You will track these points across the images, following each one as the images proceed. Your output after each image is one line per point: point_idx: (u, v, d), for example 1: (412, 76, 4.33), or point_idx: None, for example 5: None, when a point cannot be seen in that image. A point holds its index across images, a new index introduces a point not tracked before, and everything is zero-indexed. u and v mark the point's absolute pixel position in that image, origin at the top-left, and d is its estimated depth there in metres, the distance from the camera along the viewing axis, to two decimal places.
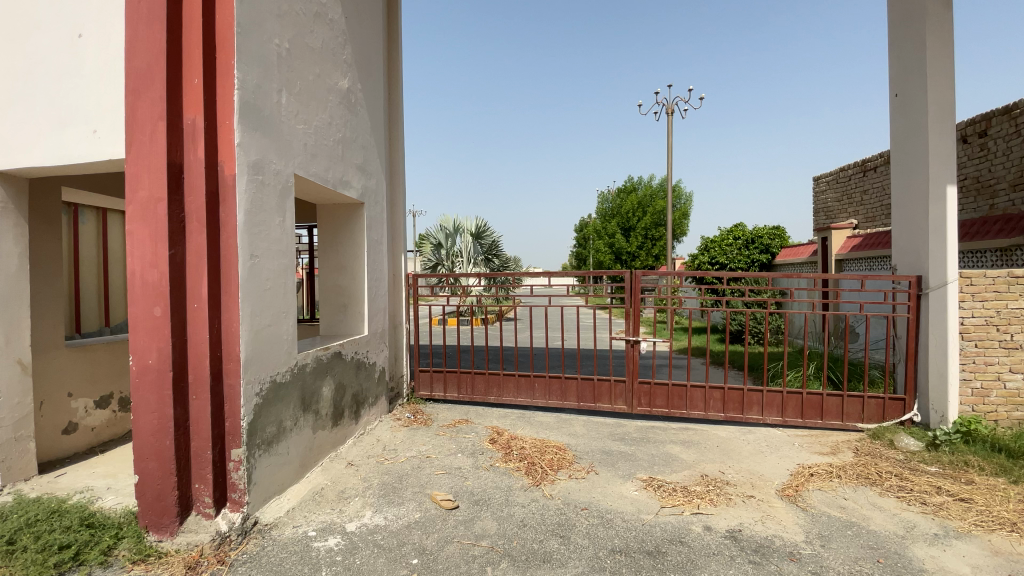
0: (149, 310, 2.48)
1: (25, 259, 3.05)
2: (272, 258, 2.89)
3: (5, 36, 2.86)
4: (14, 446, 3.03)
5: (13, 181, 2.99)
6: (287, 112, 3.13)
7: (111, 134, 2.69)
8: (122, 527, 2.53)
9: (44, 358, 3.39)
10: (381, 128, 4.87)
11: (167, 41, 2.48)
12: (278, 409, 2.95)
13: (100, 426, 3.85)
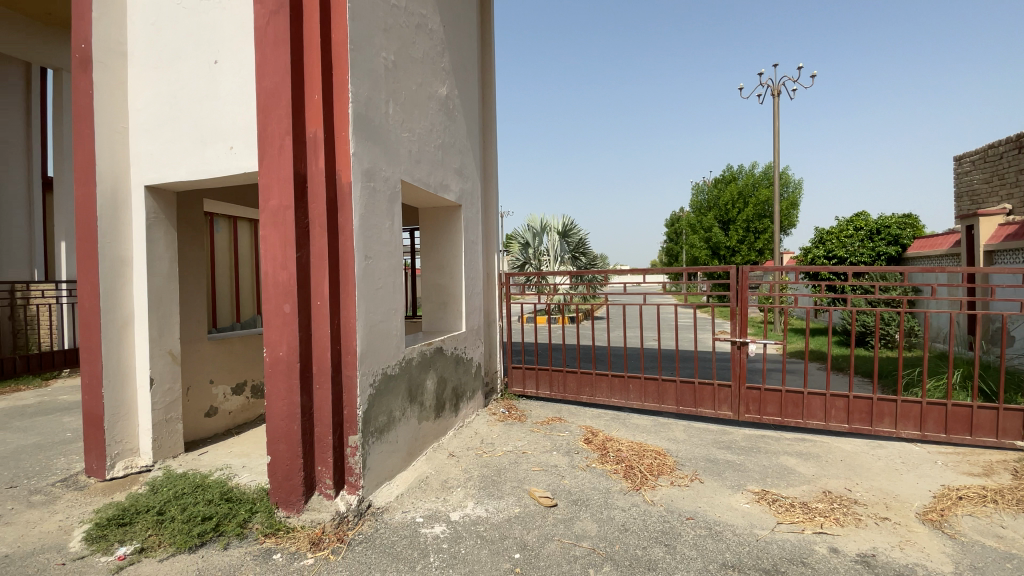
0: (280, 307, 2.75)
1: (174, 265, 3.55)
2: (382, 259, 3.08)
3: (158, 68, 3.30)
4: (164, 426, 3.50)
5: (162, 196, 3.46)
6: (393, 122, 3.32)
7: (245, 150, 3.02)
8: (253, 503, 2.82)
9: (193, 350, 3.90)
10: (475, 131, 5.00)
11: (292, 62, 2.73)
12: (388, 400, 3.14)
13: (236, 410, 4.36)
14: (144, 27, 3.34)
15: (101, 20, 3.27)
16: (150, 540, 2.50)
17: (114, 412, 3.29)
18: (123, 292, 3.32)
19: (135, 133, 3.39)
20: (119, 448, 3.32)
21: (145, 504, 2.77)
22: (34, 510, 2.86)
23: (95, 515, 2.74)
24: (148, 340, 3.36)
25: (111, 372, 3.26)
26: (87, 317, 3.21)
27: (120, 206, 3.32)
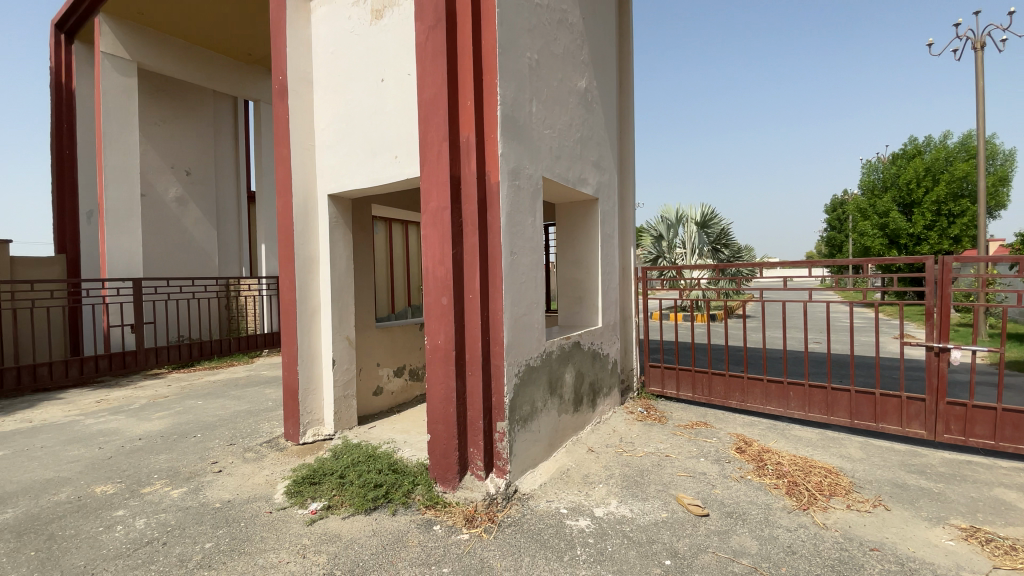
0: (438, 299, 2.99)
1: (349, 262, 4.06)
2: (527, 254, 3.17)
3: (336, 91, 3.79)
4: (342, 401, 4.03)
5: (340, 203, 3.98)
6: (537, 120, 3.38)
7: (407, 157, 3.33)
8: (416, 476, 3.12)
9: (364, 336, 4.44)
10: (613, 122, 4.88)
11: (448, 72, 2.93)
12: (531, 391, 3.23)
13: (397, 391, 4.85)
14: (324, 56, 3.87)
15: (294, 54, 3.86)
16: (335, 499, 2.89)
17: (306, 387, 3.89)
18: (311, 285, 3.89)
19: (319, 148, 3.93)
20: (309, 417, 3.92)
21: (329, 468, 3.22)
22: (248, 465, 3.50)
23: (292, 474, 3.26)
24: (331, 326, 3.90)
25: (303, 353, 3.85)
26: (287, 306, 3.83)
27: (309, 211, 3.90)
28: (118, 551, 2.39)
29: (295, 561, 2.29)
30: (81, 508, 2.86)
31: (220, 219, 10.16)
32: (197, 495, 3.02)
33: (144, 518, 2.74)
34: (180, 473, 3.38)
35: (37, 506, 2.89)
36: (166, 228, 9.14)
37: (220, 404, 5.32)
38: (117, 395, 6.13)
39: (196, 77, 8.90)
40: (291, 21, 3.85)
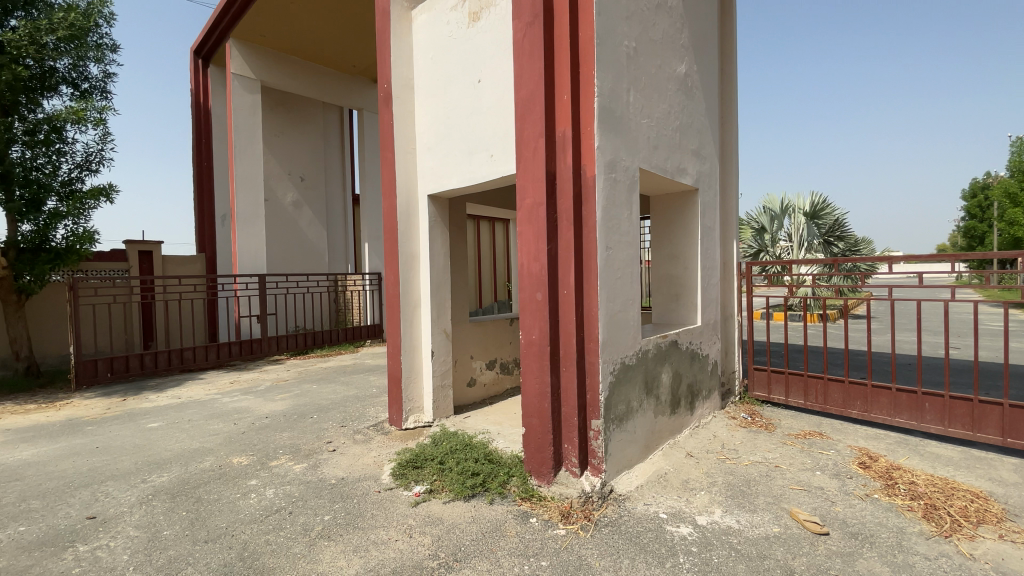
0: (533, 294, 3.01)
1: (446, 258, 4.22)
2: (624, 249, 3.08)
3: (435, 94, 3.95)
4: (439, 391, 4.22)
5: (439, 202, 4.15)
6: (634, 109, 3.27)
7: (502, 155, 3.39)
8: (511, 467, 3.17)
9: (459, 330, 4.60)
10: (715, 108, 4.59)
11: (545, 67, 2.93)
12: (627, 390, 3.14)
13: (489, 383, 4.97)
14: (424, 62, 4.05)
15: (397, 62, 4.09)
16: (436, 484, 3.03)
17: (407, 375, 4.12)
18: (412, 280, 4.11)
19: (419, 150, 4.12)
20: (411, 404, 4.15)
21: (430, 454, 3.38)
22: (358, 446, 3.79)
23: (397, 457, 3.47)
24: (430, 319, 4.09)
25: (405, 344, 4.08)
26: (391, 300, 4.08)
27: (410, 210, 4.11)
28: (254, 516, 2.70)
29: (402, 539, 2.43)
30: (223, 476, 3.27)
31: (329, 220, 11.09)
32: (316, 470, 3.33)
33: (273, 488, 3.06)
34: (301, 450, 3.75)
35: (188, 472, 3.35)
36: (285, 230, 10.17)
37: (331, 389, 5.81)
38: (247, 377, 6.95)
39: (308, 89, 9.73)
40: (395, 32, 4.08)
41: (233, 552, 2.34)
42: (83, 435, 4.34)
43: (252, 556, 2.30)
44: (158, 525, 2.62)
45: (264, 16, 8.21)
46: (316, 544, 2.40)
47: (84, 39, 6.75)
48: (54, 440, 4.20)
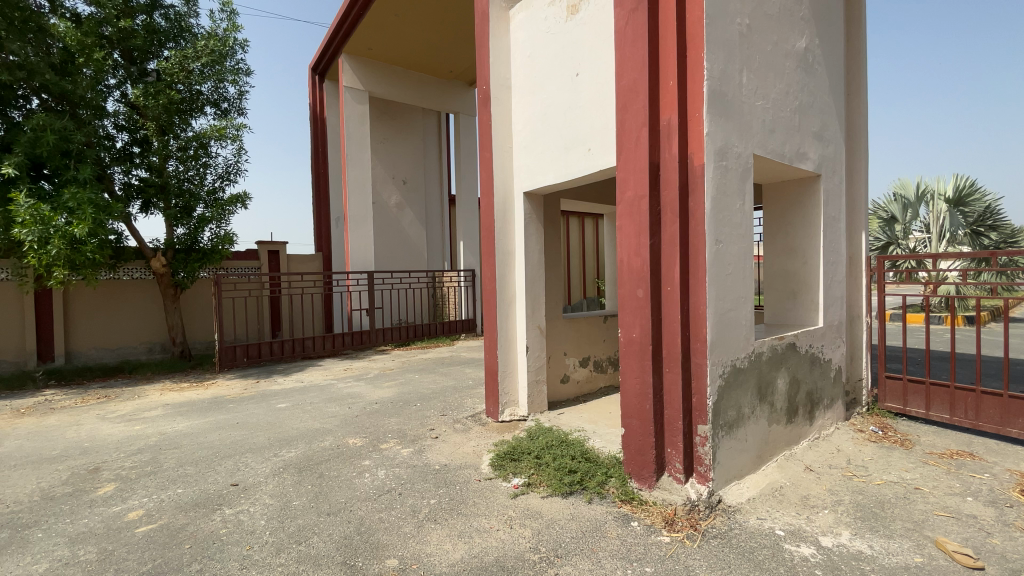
0: (634, 291, 2.91)
1: (542, 254, 4.23)
2: (734, 243, 2.86)
3: (532, 91, 3.97)
4: (534, 386, 4.24)
5: (534, 199, 4.16)
6: (747, 92, 3.02)
7: (601, 148, 3.31)
8: (609, 468, 3.11)
9: (554, 326, 4.60)
10: (840, 84, 4.11)
11: (649, 53, 2.81)
12: (738, 395, 2.93)
13: (583, 380, 4.90)
14: (521, 60, 4.09)
15: (495, 63, 4.17)
16: (534, 477, 3.06)
17: (503, 369, 4.20)
18: (508, 276, 4.17)
19: (516, 148, 4.17)
20: (507, 398, 4.23)
21: (527, 447, 3.42)
22: (458, 435, 3.94)
23: (495, 448, 3.55)
24: (525, 315, 4.14)
25: (501, 338, 4.17)
26: (488, 295, 4.19)
27: (507, 208, 4.18)
28: (368, 494, 2.91)
29: (503, 529, 2.48)
30: (340, 455, 3.57)
31: (428, 219, 11.65)
32: (421, 456, 3.51)
33: (384, 469, 3.29)
34: (406, 435, 3.98)
35: (311, 449, 3.71)
36: (389, 229, 10.89)
37: (431, 379, 6.12)
38: (357, 365, 7.55)
39: (409, 97, 10.29)
40: (493, 33, 4.16)
41: (351, 526, 2.54)
42: (226, 411, 4.99)
43: (367, 532, 2.48)
44: (288, 495, 2.93)
45: (371, 31, 8.80)
46: (424, 526, 2.53)
47: (223, 62, 7.68)
48: (205, 414, 4.87)
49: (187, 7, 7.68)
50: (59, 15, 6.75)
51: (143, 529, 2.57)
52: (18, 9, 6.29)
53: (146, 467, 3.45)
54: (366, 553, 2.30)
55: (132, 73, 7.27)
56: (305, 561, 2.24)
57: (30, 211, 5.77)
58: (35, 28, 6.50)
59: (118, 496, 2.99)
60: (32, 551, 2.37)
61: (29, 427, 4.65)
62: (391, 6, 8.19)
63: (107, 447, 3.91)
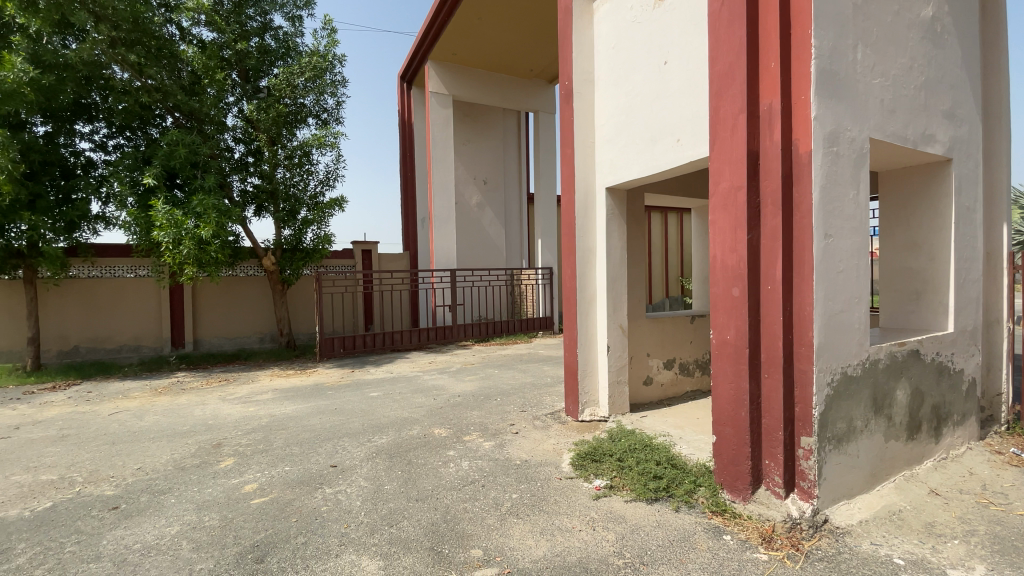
0: (728, 290, 2.74)
1: (624, 252, 4.11)
2: (846, 237, 2.59)
3: (616, 83, 3.87)
4: (616, 387, 4.14)
5: (617, 194, 4.06)
6: (863, 69, 2.71)
7: (692, 139, 3.14)
8: (698, 476, 2.95)
9: (637, 326, 4.44)
10: (977, 54, 3.57)
11: (748, 34, 2.62)
12: (849, 406, 2.65)
13: (667, 383, 4.69)
14: (605, 52, 3.99)
15: (578, 57, 4.11)
16: (616, 481, 2.98)
17: (583, 368, 4.14)
18: (589, 274, 4.11)
19: (599, 143, 4.08)
20: (587, 397, 4.16)
21: (608, 449, 3.34)
22: (538, 431, 3.95)
23: (575, 447, 3.52)
24: (607, 314, 4.05)
25: (581, 337, 4.12)
26: (569, 293, 4.15)
27: (589, 204, 4.11)
28: (453, 484, 3.01)
29: (586, 531, 2.45)
30: (426, 444, 3.73)
31: (507, 218, 11.79)
32: (502, 450, 3.57)
33: (467, 460, 3.38)
34: (488, 429, 4.06)
35: (400, 437, 3.91)
36: (469, 229, 11.21)
37: (510, 375, 6.21)
38: (441, 358, 7.84)
39: (491, 98, 10.49)
40: (576, 27, 4.11)
41: (438, 513, 2.64)
42: (325, 397, 5.41)
43: (453, 521, 2.56)
44: (381, 479, 3.11)
45: (456, 37, 9.06)
46: (506, 520, 2.56)
47: (323, 76, 8.29)
48: (307, 400, 5.31)
49: (293, 28, 8.39)
50: (188, 42, 7.66)
51: (257, 501, 2.85)
52: (155, 37, 7.24)
53: (259, 445, 3.83)
54: (452, 541, 2.37)
55: (247, 90, 8.06)
56: (396, 543, 2.36)
57: (167, 216, 6.62)
58: (168, 54, 7.44)
59: (236, 469, 3.35)
60: (169, 514, 2.72)
61: (167, 404, 5.35)
62: (475, 11, 8.37)
63: (227, 425, 4.40)
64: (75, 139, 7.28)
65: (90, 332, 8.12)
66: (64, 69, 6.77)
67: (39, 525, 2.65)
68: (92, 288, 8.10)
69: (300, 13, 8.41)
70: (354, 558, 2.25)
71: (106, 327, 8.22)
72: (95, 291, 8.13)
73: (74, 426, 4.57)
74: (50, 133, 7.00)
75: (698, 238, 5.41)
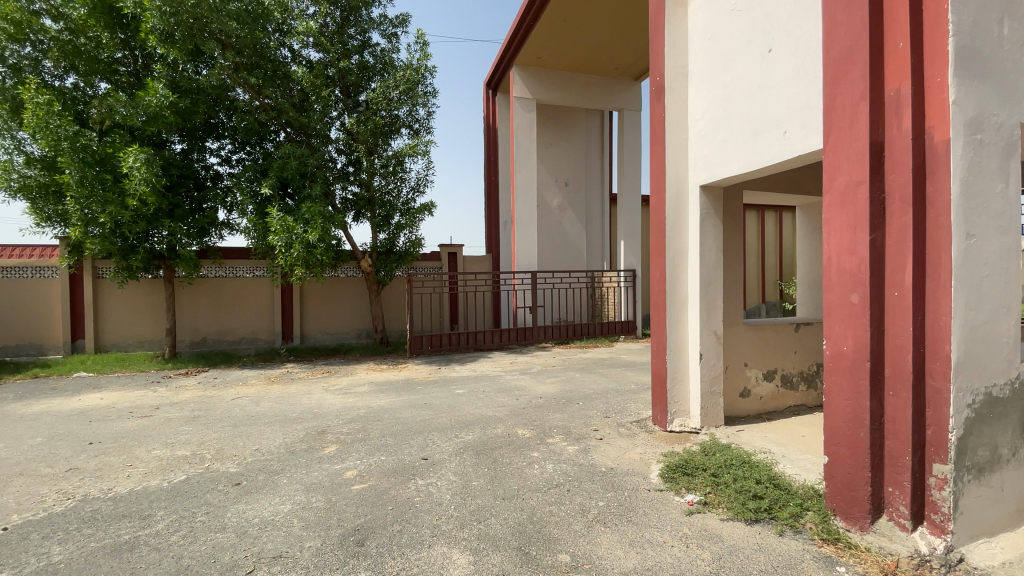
0: (846, 296, 2.48)
1: (720, 253, 3.88)
2: (994, 237, 2.23)
3: (712, 76, 3.68)
4: (709, 397, 3.91)
5: (712, 192, 3.84)
6: (1011, 44, 2.33)
7: (801, 131, 2.89)
8: (805, 499, 2.70)
9: (734, 333, 4.16)
10: None
11: (870, 13, 2.36)
12: (992, 430, 2.28)
13: (766, 396, 4.35)
14: (701, 44, 3.80)
15: (671, 51, 3.95)
16: (711, 497, 2.81)
17: (673, 376, 3.96)
18: (680, 278, 3.94)
19: (693, 139, 3.89)
20: (676, 407, 3.98)
21: (701, 463, 3.17)
22: (623, 439, 3.84)
23: (665, 459, 3.37)
24: (699, 320, 3.85)
25: (671, 343, 3.95)
26: (658, 297, 4.01)
27: (682, 204, 3.94)
28: (538, 486, 3.02)
29: (678, 546, 2.34)
30: (511, 444, 3.77)
31: (589, 219, 11.63)
32: (587, 455, 3.51)
33: (552, 463, 3.37)
34: (572, 432, 4.02)
35: (486, 435, 3.99)
36: (551, 231, 11.24)
37: (593, 379, 6.11)
38: (522, 359, 7.91)
39: (574, 99, 10.42)
40: (669, 20, 3.95)
41: (524, 514, 2.65)
42: (415, 392, 5.67)
43: (539, 523, 2.56)
44: (469, 475, 3.19)
45: (541, 40, 9.10)
46: (593, 527, 2.52)
47: (416, 88, 8.73)
48: (398, 394, 5.60)
49: (390, 45, 8.92)
50: (298, 62, 8.39)
51: (357, 487, 3.05)
52: (271, 60, 8.03)
53: (358, 434, 4.10)
54: (539, 543, 2.37)
55: (349, 104, 8.66)
56: (485, 540, 2.41)
57: (281, 222, 7.33)
58: (281, 75, 8.17)
59: (337, 456, 3.61)
60: (281, 493, 2.99)
61: (278, 392, 5.91)
62: (560, 14, 8.35)
63: (329, 414, 4.77)
64: (205, 155, 8.26)
65: (216, 325, 9.20)
66: (197, 93, 7.72)
67: (177, 494, 3.03)
68: (218, 287, 9.18)
69: (397, 30, 8.91)
70: (445, 550, 2.32)
71: (229, 322, 9.25)
72: (221, 289, 9.20)
73: (203, 408, 5.19)
74: (185, 150, 8.02)
75: (804, 238, 4.96)
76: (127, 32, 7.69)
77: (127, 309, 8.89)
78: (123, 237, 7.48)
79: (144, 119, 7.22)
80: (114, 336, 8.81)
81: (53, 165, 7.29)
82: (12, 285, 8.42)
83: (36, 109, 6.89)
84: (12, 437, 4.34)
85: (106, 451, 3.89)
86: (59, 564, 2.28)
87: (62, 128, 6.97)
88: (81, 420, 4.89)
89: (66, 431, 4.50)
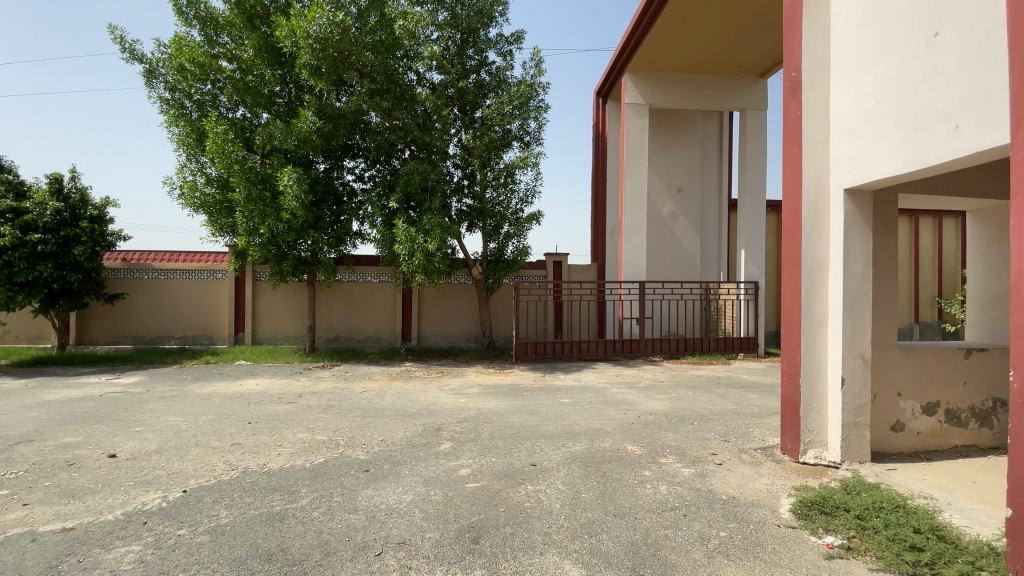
0: None
1: (869, 265, 3.43)
2: None
3: (861, 67, 3.29)
4: (852, 428, 3.46)
5: (860, 196, 3.42)
6: None
7: (982, 125, 2.45)
8: (979, 557, 2.26)
9: (886, 358, 3.63)
10: None
11: None
12: None
13: (925, 433, 3.74)
14: (848, 32, 3.42)
15: (810, 44, 3.60)
16: (856, 542, 2.48)
17: (808, 403, 3.57)
18: (817, 294, 3.55)
19: (836, 138, 3.50)
20: (811, 436, 3.57)
21: (842, 502, 2.81)
22: (746, 466, 3.54)
23: (797, 493, 3.04)
24: (841, 341, 3.44)
25: (806, 364, 3.57)
26: (790, 315, 3.66)
27: (821, 211, 3.55)
28: (651, 507, 2.89)
29: None
30: (620, 459, 3.67)
31: (704, 227, 10.98)
32: (705, 480, 3.29)
33: (666, 485, 3.22)
34: (686, 454, 3.81)
35: (594, 448, 3.93)
36: (662, 239, 10.82)
37: (709, 399, 5.71)
38: (629, 372, 7.68)
39: (690, 103, 9.96)
40: (807, 10, 3.61)
41: (637, 534, 2.57)
42: (522, 398, 5.77)
43: (654, 546, 2.46)
44: (578, 486, 3.17)
45: (657, 43, 8.81)
46: (715, 558, 2.36)
47: (528, 103, 8.99)
48: (506, 398, 5.74)
49: (505, 62, 9.29)
50: (422, 85, 9.05)
51: (471, 486, 3.17)
52: (399, 84, 8.77)
53: (470, 434, 4.29)
54: (655, 567, 2.28)
55: (465, 121, 9.16)
56: (597, 555, 2.37)
57: (405, 233, 7.98)
58: (408, 98, 8.86)
59: (452, 453, 3.80)
60: (404, 483, 3.22)
61: (398, 388, 6.40)
62: (678, 13, 8.02)
63: (444, 412, 5.05)
64: (343, 172, 9.27)
65: (348, 324, 10.22)
66: (338, 118, 8.67)
67: (317, 474, 3.41)
68: (350, 289, 10.21)
69: (511, 47, 9.25)
70: (557, 560, 2.33)
71: (357, 322, 10.24)
72: (351, 292, 10.22)
73: (336, 399, 5.78)
74: (327, 169, 9.09)
75: (977, 250, 4.22)
76: (283, 68, 8.92)
77: (277, 307, 10.25)
78: (277, 246, 8.66)
79: (296, 143, 8.34)
80: (266, 331, 10.22)
81: (225, 184, 8.65)
82: (192, 284, 10.13)
83: (216, 137, 8.20)
84: (191, 413, 5.22)
85: (260, 431, 4.51)
86: (227, 526, 2.69)
87: (234, 152, 8.26)
88: (241, 402, 5.72)
89: (230, 410, 5.30)
